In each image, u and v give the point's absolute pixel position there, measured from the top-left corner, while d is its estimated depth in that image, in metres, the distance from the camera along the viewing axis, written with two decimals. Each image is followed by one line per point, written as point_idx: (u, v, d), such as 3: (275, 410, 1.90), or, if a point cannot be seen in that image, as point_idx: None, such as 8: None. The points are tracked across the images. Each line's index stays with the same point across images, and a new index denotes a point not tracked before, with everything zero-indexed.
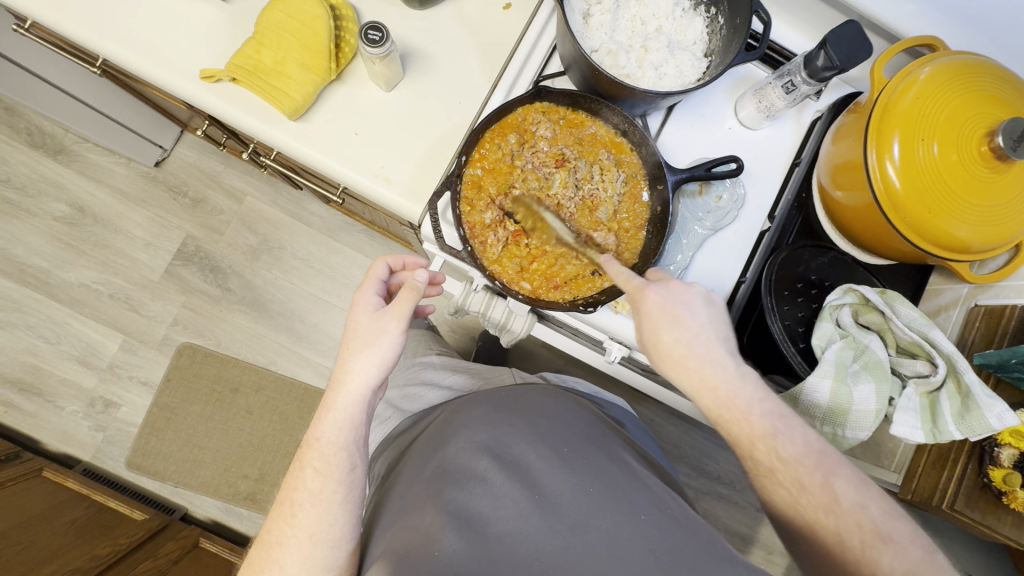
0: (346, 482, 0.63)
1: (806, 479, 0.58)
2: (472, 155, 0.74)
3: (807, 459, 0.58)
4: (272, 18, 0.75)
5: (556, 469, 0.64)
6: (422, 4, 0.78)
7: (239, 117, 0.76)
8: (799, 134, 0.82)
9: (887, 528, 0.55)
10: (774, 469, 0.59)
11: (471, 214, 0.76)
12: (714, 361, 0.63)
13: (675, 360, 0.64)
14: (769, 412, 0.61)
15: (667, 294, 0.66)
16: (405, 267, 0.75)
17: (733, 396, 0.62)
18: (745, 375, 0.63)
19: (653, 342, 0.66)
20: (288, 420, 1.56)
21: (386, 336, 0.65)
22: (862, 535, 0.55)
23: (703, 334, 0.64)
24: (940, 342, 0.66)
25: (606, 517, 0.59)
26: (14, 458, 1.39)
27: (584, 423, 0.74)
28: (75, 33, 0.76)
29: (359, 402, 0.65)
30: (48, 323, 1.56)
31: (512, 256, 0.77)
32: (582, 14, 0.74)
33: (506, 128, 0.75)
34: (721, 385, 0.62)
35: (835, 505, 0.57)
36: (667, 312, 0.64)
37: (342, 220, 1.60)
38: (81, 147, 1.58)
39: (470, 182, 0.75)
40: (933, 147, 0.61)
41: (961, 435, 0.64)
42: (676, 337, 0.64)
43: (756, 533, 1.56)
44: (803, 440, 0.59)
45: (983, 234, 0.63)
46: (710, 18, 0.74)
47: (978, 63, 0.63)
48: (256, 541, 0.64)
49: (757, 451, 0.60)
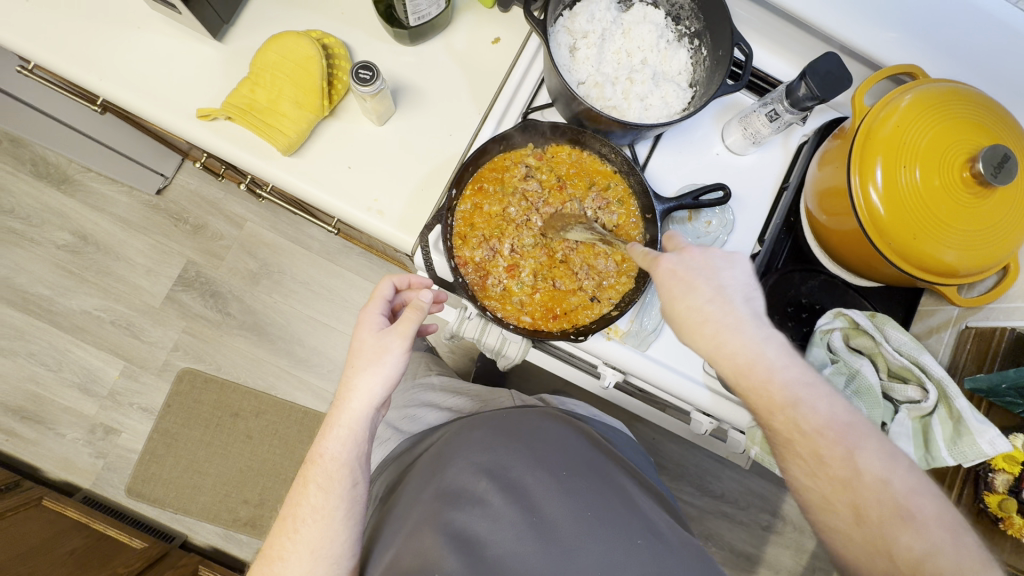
0: (348, 499, 0.63)
1: (826, 452, 0.54)
2: (465, 190, 0.76)
3: (831, 431, 0.54)
4: (267, 58, 0.77)
5: (554, 491, 0.67)
6: (412, 40, 0.80)
7: (234, 153, 0.78)
8: (787, 158, 0.83)
9: (909, 505, 0.52)
10: (794, 440, 0.55)
11: (463, 250, 0.77)
12: (732, 326, 0.57)
13: (691, 328, 0.59)
14: (794, 382, 0.56)
15: (680, 262, 0.60)
16: (409, 286, 0.74)
17: (752, 364, 0.56)
18: (768, 337, 0.57)
19: (669, 311, 0.61)
20: (288, 444, 1.56)
21: (391, 355, 0.65)
22: (881, 511, 0.52)
23: (719, 297, 0.58)
24: (931, 366, 0.67)
25: (604, 538, 0.62)
26: (14, 487, 1.40)
27: (579, 442, 0.76)
28: (75, 76, 0.78)
29: (363, 418, 0.64)
30: (50, 351, 1.57)
31: (513, 292, 0.78)
32: (568, 48, 0.75)
33: (497, 168, 0.78)
34: (738, 352, 0.56)
35: (857, 480, 0.53)
36: (679, 279, 0.60)
37: (340, 244, 1.61)
38: (83, 176, 1.60)
39: (462, 219, 0.77)
40: (915, 173, 0.62)
41: (954, 461, 0.65)
42: (688, 304, 0.59)
43: (761, 553, 1.54)
44: (827, 410, 0.55)
45: (972, 258, 0.63)
46: (694, 49, 0.76)
47: (959, 90, 0.64)
48: (258, 555, 0.64)
49: (775, 422, 0.56)
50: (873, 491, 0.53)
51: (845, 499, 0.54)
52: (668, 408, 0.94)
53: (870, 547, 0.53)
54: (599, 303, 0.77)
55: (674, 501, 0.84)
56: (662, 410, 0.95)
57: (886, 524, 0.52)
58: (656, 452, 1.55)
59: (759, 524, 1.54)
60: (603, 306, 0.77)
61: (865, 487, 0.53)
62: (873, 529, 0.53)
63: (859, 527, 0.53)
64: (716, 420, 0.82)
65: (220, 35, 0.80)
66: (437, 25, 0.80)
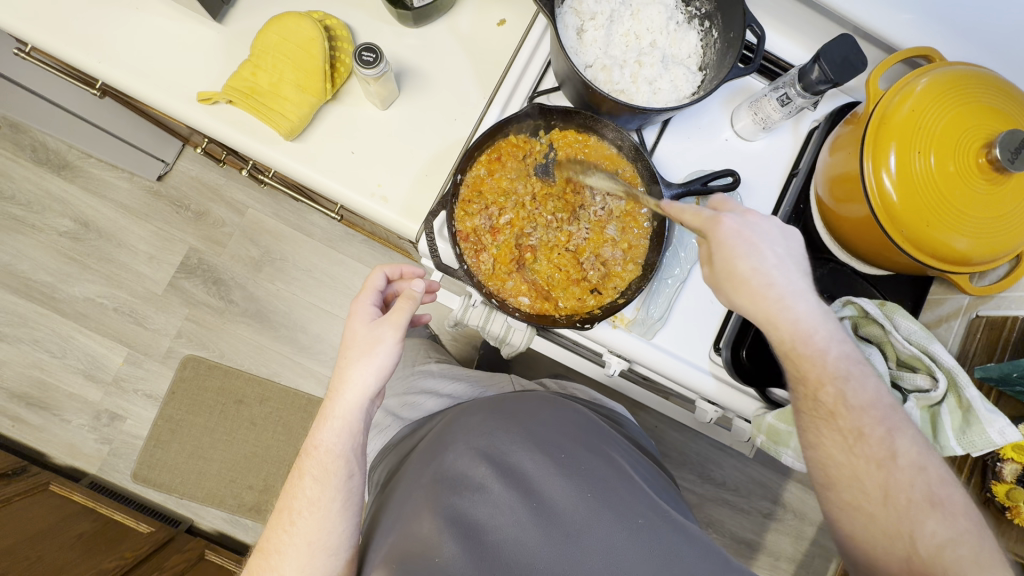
0: (344, 490, 0.64)
1: (866, 429, 0.58)
2: (478, 155, 0.74)
3: (874, 410, 0.58)
4: (267, 40, 0.76)
5: (554, 474, 0.66)
6: (416, 22, 0.79)
7: (236, 139, 0.77)
8: (797, 144, 0.82)
9: (940, 494, 0.56)
10: (836, 411, 0.59)
11: (465, 219, 0.75)
12: (796, 292, 0.61)
13: (741, 286, 0.62)
14: (845, 356, 0.60)
15: (744, 224, 0.63)
16: (402, 276, 0.74)
17: (810, 332, 0.60)
18: (826, 313, 0.62)
19: (725, 270, 0.63)
20: (291, 430, 1.57)
21: (384, 345, 0.64)
22: (911, 496, 0.56)
23: (783, 266, 0.62)
24: (941, 356, 0.66)
25: (601, 522, 0.61)
26: (21, 472, 1.41)
27: (579, 426, 0.76)
28: (74, 58, 0.76)
29: (356, 409, 0.64)
30: (54, 338, 1.57)
31: (507, 268, 0.76)
32: (576, 30, 0.74)
33: (515, 143, 0.77)
34: (797, 319, 0.60)
35: (892, 461, 0.57)
36: (745, 240, 0.62)
37: (342, 231, 1.60)
38: (83, 162, 1.59)
39: (470, 185, 0.75)
40: (929, 159, 0.61)
41: (962, 449, 0.65)
42: (752, 265, 0.61)
43: (762, 539, 1.55)
44: (873, 390, 0.59)
45: (984, 245, 0.62)
46: (704, 31, 0.74)
47: (976, 74, 0.63)
48: (255, 547, 0.64)
49: (823, 392, 0.59)
50: (908, 475, 0.56)
51: (876, 478, 0.57)
52: (671, 396, 0.95)
53: (891, 525, 0.56)
54: (603, 292, 0.77)
55: (675, 481, 0.84)
56: (665, 397, 0.95)
57: (914, 509, 0.55)
58: (658, 439, 1.55)
59: (760, 512, 1.55)
60: (608, 295, 0.76)
61: (899, 466, 0.57)
62: (899, 513, 0.56)
63: (885, 505, 0.57)
64: (722, 408, 0.82)
65: (221, 17, 0.78)
66: (442, 6, 0.78)
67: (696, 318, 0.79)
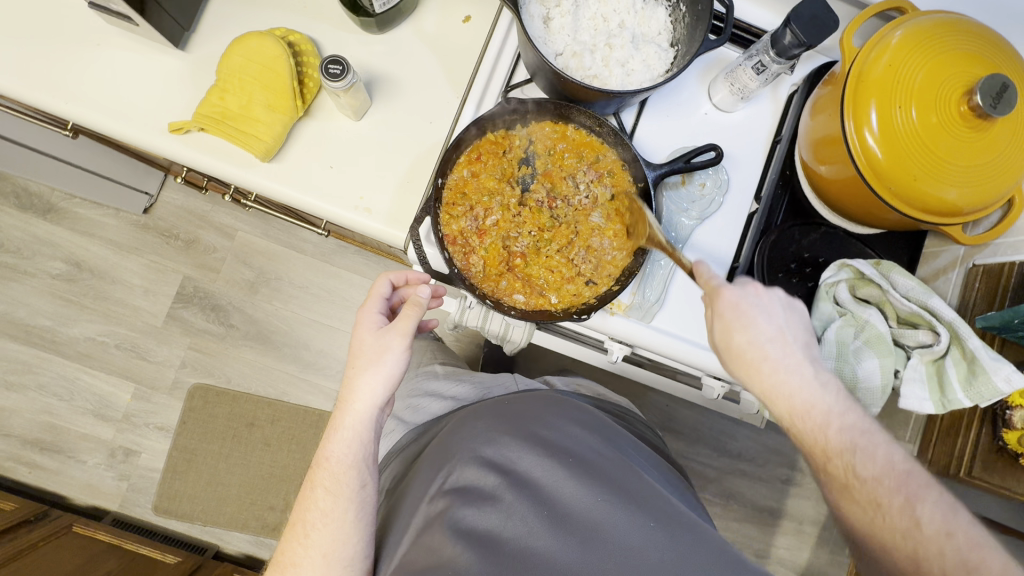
0: (357, 500, 0.64)
1: (884, 500, 0.57)
2: (460, 159, 0.74)
3: (888, 479, 0.57)
4: (232, 62, 0.75)
5: (564, 476, 0.66)
6: (380, 28, 0.78)
7: (212, 165, 0.76)
8: (777, 110, 0.81)
9: (972, 562, 0.52)
10: (851, 484, 0.58)
11: (452, 222, 0.75)
12: (793, 365, 0.62)
13: (748, 364, 0.63)
14: (849, 427, 0.59)
15: (743, 296, 0.63)
16: (408, 282, 0.72)
17: (809, 406, 0.60)
18: (827, 384, 0.62)
19: (725, 342, 0.64)
20: (306, 447, 1.57)
21: (391, 354, 0.64)
22: (944, 565, 0.53)
23: (782, 340, 0.62)
24: (941, 309, 0.66)
25: (615, 521, 0.61)
26: (43, 517, 1.42)
27: (585, 424, 0.76)
28: (39, 101, 0.76)
29: (368, 420, 0.65)
30: (60, 381, 1.58)
31: (496, 268, 0.76)
32: (542, 19, 0.73)
33: (495, 141, 0.76)
34: (793, 394, 0.61)
35: (915, 530, 0.55)
36: (739, 312, 0.62)
37: (334, 244, 1.60)
38: (68, 203, 1.58)
39: (453, 188, 0.75)
40: (911, 112, 0.60)
41: (970, 401, 0.65)
42: (746, 339, 0.62)
43: (783, 506, 1.55)
44: (885, 457, 0.58)
45: (974, 194, 0.61)
46: (672, 7, 0.73)
47: (954, 22, 0.62)
48: (272, 560, 0.64)
49: (832, 464, 0.59)
50: (935, 544, 0.54)
51: (903, 547, 0.55)
52: (677, 376, 0.93)
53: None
54: (597, 283, 0.75)
55: (683, 474, 0.84)
56: (672, 378, 0.93)
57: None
58: (670, 418, 1.56)
59: (779, 479, 1.55)
60: (603, 284, 0.75)
61: (923, 535, 0.54)
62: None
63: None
64: (728, 382, 0.81)
65: (183, 44, 0.77)
66: (404, 10, 0.77)
67: (693, 294, 0.78)
